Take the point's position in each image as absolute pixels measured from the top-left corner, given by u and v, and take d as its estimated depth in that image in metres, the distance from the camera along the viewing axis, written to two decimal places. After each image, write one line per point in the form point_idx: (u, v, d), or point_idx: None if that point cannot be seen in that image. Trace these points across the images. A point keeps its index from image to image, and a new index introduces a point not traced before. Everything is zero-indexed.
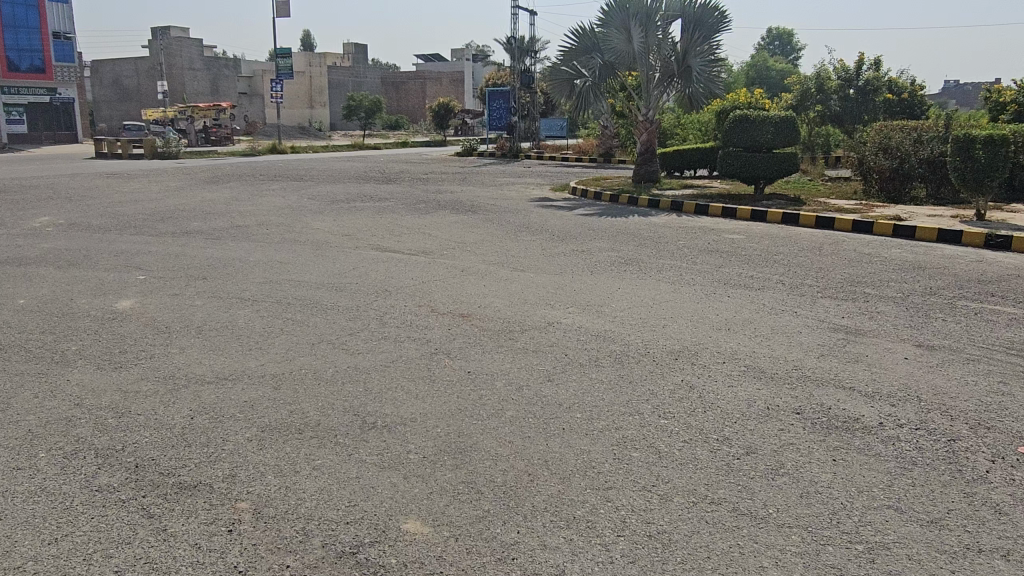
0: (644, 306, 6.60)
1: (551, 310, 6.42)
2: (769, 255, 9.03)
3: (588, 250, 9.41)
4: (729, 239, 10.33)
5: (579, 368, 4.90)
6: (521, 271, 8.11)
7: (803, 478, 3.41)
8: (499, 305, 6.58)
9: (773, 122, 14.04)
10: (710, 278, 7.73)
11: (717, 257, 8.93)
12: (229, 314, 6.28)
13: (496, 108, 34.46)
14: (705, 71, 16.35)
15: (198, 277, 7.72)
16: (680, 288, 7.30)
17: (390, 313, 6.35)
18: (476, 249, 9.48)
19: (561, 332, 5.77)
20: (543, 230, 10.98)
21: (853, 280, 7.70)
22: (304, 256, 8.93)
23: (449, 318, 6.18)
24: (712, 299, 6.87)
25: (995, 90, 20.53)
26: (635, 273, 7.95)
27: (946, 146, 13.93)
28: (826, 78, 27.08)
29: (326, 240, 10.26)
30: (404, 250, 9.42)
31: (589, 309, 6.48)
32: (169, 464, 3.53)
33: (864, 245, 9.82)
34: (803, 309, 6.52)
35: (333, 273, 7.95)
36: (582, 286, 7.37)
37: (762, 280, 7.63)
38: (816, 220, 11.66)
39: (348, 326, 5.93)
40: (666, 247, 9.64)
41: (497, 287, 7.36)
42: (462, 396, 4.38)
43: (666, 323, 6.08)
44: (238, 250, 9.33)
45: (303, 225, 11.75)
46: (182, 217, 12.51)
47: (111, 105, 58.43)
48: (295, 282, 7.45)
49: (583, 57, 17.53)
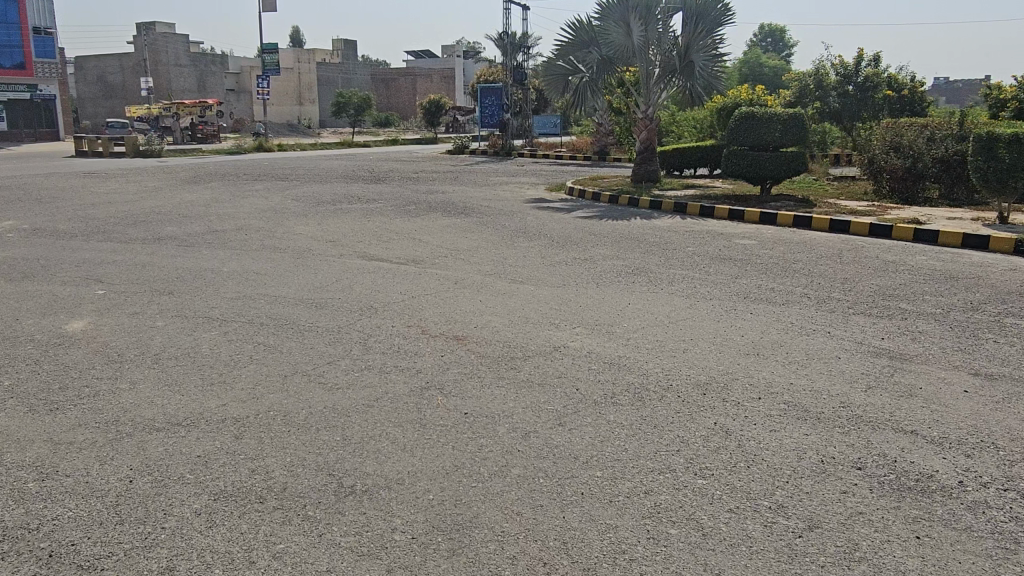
0: (660, 326, 5.92)
1: (556, 332, 5.74)
2: (787, 264, 8.37)
3: (591, 257, 8.73)
4: (742, 245, 9.67)
5: (594, 408, 4.21)
6: (520, 283, 7.43)
7: (886, 567, 2.75)
8: (498, 325, 5.90)
9: (780, 121, 13.38)
10: (728, 291, 7.07)
11: (731, 266, 8.28)
12: (193, 338, 5.56)
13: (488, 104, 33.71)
14: (707, 66, 15.69)
15: (162, 292, 6.97)
16: (697, 304, 6.64)
17: (376, 335, 5.64)
18: (470, 257, 8.79)
19: (569, 360, 5.08)
20: (541, 235, 10.30)
21: (884, 292, 7.05)
22: (283, 266, 8.20)
23: (444, 341, 5.49)
24: (734, 317, 6.21)
25: (995, 87, 19.96)
26: (645, 286, 7.27)
27: (962, 145, 13.33)
28: (825, 74, 26.56)
29: (308, 247, 9.53)
30: (392, 259, 8.71)
31: (598, 329, 5.81)
32: (92, 552, 2.82)
33: (886, 251, 9.20)
34: (837, 328, 5.87)
35: (314, 286, 7.23)
36: (588, 302, 6.69)
37: (784, 293, 6.98)
38: (830, 224, 11.01)
39: (330, 352, 5.22)
40: (675, 254, 8.96)
41: (495, 302, 6.67)
42: (458, 449, 3.70)
43: (687, 347, 5.41)
44: (212, 259, 8.59)
45: (286, 229, 11.02)
46: (156, 222, 11.74)
47: (95, 101, 57.32)
48: (271, 297, 6.73)
49: (579, 51, 16.80)
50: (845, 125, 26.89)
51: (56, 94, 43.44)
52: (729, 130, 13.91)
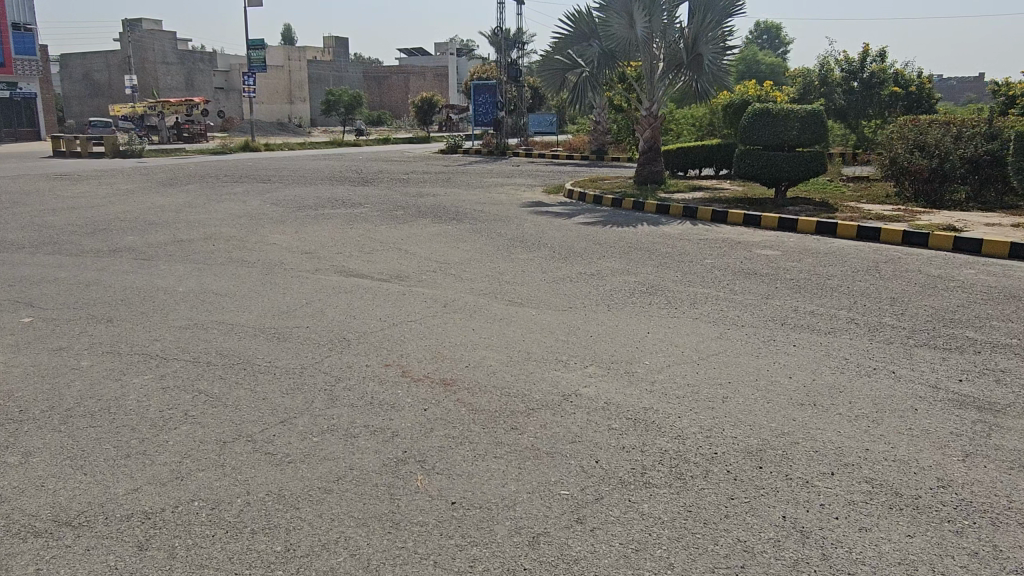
0: (688, 365, 4.93)
1: (565, 373, 4.75)
2: (821, 280, 7.39)
3: (598, 272, 7.75)
4: (765, 257, 8.70)
5: (623, 496, 3.20)
6: (518, 305, 6.44)
7: None
8: (495, 364, 4.90)
9: (797, 117, 12.41)
10: (761, 315, 6.09)
11: (758, 282, 7.30)
12: (118, 384, 4.52)
13: (483, 102, 32.71)
14: (716, 59, 14.69)
15: (100, 319, 5.94)
16: (727, 332, 5.66)
17: (346, 380, 4.62)
18: (463, 271, 7.81)
19: (583, 416, 4.08)
20: (541, 245, 9.30)
21: (943, 316, 6.08)
22: (248, 285, 7.19)
23: (428, 388, 4.49)
24: (776, 351, 5.22)
25: (1007, 83, 19.09)
26: (664, 309, 6.30)
27: (993, 145, 12.40)
28: (829, 71, 25.78)
29: (281, 260, 8.51)
30: (374, 275, 7.72)
31: (615, 369, 4.82)
32: None
33: (927, 264, 8.24)
34: (903, 367, 4.88)
35: (279, 311, 6.20)
36: (600, 330, 5.69)
37: (827, 318, 5.99)
38: (858, 231, 10.06)
39: (289, 405, 4.21)
40: (692, 268, 7.99)
41: (489, 331, 5.68)
42: (444, 567, 2.69)
43: (726, 394, 4.43)
44: (169, 276, 7.57)
45: (259, 238, 10.02)
46: (117, 229, 10.72)
47: (81, 100, 56.09)
48: (227, 326, 5.72)
49: (579, 44, 15.80)
50: (849, 123, 26.10)
51: (37, 92, 42.22)
52: (741, 129, 12.92)
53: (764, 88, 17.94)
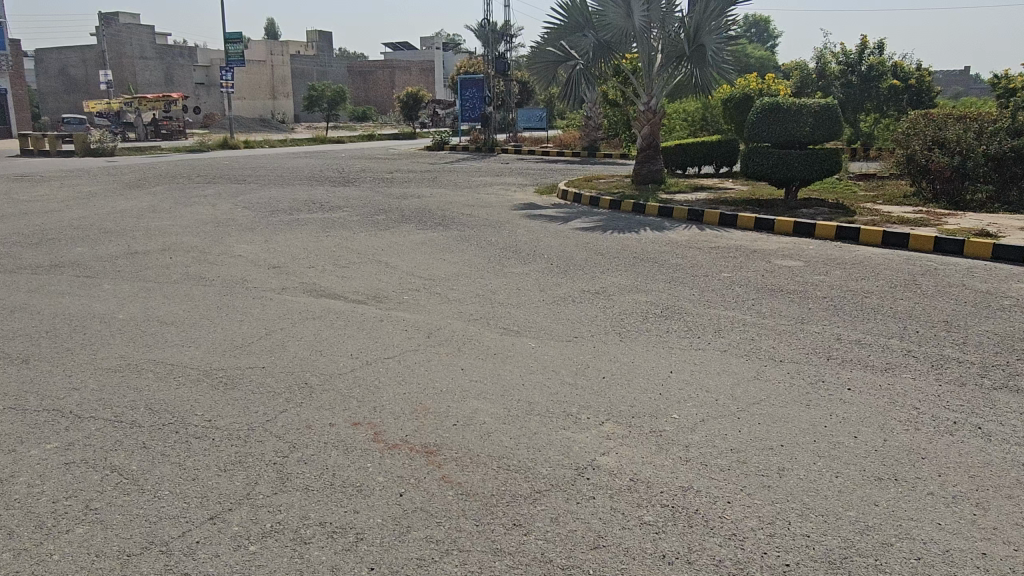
0: (727, 420, 4.00)
1: (578, 435, 3.81)
2: (859, 299, 6.50)
3: (603, 290, 6.83)
4: (787, 268, 7.80)
5: None
6: (514, 335, 5.51)
7: None
8: (489, 423, 3.96)
9: (810, 112, 11.54)
10: (800, 347, 5.18)
11: (787, 302, 6.41)
12: (8, 460, 3.53)
13: (471, 96, 31.60)
14: (720, 50, 13.78)
15: (13, 359, 4.94)
16: (765, 370, 4.75)
17: (303, 449, 3.65)
18: (451, 290, 6.87)
19: (605, 502, 3.16)
20: (537, 256, 8.38)
21: (1012, 345, 5.19)
22: (201, 310, 6.21)
23: (404, 459, 3.54)
24: (831, 398, 4.30)
25: (1008, 77, 18.29)
26: (685, 340, 5.38)
27: (1017, 141, 11.61)
28: (826, 64, 24.93)
29: (245, 276, 7.54)
30: (349, 295, 6.76)
31: (639, 429, 3.89)
32: None
33: (969, 276, 7.38)
34: (993, 420, 3.99)
35: (231, 346, 5.22)
36: (614, 369, 4.78)
37: (879, 351, 5.10)
38: (884, 237, 9.22)
39: (225, 490, 3.24)
40: (708, 284, 7.08)
41: (481, 372, 4.73)
42: None
43: (785, 464, 3.52)
44: (111, 298, 6.56)
45: (224, 249, 9.04)
46: (66, 240, 9.66)
47: (57, 97, 54.48)
48: (166, 369, 4.74)
49: (572, 35, 14.82)
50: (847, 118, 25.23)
51: (9, 88, 40.77)
52: (749, 125, 12.04)
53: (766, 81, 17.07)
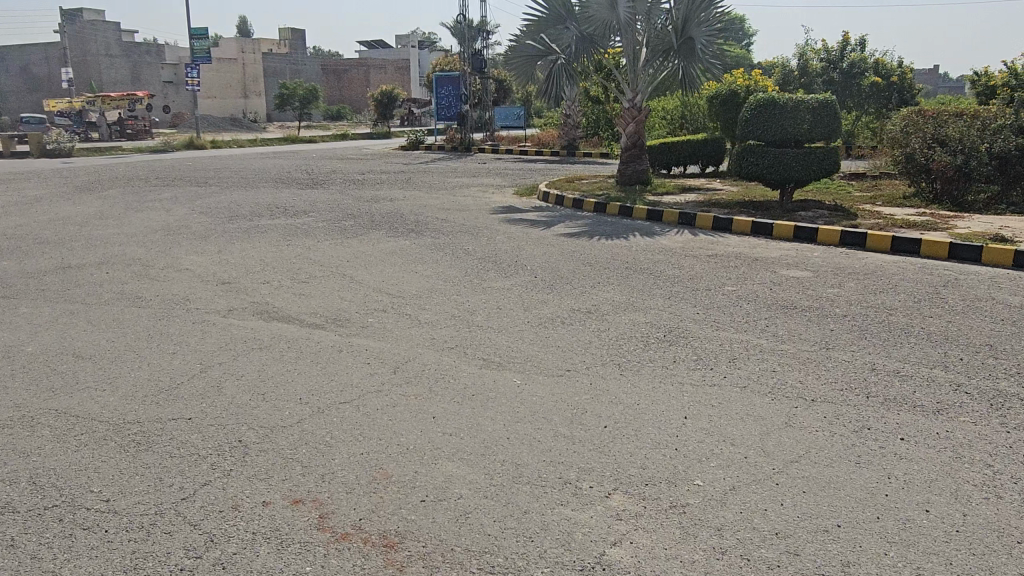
0: (765, 489, 3.20)
1: (581, 516, 2.98)
2: (884, 317, 5.76)
3: (595, 309, 6.02)
4: (796, 280, 7.05)
5: None
6: (493, 368, 4.66)
7: None
8: (468, 496, 3.12)
9: (806, 108, 10.83)
10: (832, 383, 4.39)
11: (806, 322, 5.64)
12: None
13: (446, 94, 30.50)
14: (708, 44, 13.05)
15: None
16: (798, 416, 3.94)
17: (221, 547, 2.77)
18: (422, 311, 5.99)
19: None
20: (519, 268, 7.55)
21: None
22: (128, 339, 5.29)
23: (356, 558, 2.71)
24: (884, 454, 3.52)
25: (988, 74, 17.81)
26: (696, 373, 4.58)
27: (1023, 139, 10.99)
28: (807, 61, 24.41)
29: (189, 295, 6.61)
30: (307, 317, 5.88)
31: (658, 505, 3.07)
32: None
33: (996, 288, 6.70)
34: None
35: (156, 390, 4.33)
36: (618, 416, 3.95)
37: (925, 385, 4.34)
38: (893, 244, 8.52)
39: None
40: (713, 300, 6.31)
41: (458, 422, 3.88)
42: None
43: (849, 558, 2.72)
44: (24, 326, 5.60)
45: (170, 262, 8.09)
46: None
47: (19, 96, 52.46)
48: (63, 425, 3.82)
49: (552, 28, 13.99)
50: None
51: None
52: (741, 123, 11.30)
53: (752, 77, 16.39)
